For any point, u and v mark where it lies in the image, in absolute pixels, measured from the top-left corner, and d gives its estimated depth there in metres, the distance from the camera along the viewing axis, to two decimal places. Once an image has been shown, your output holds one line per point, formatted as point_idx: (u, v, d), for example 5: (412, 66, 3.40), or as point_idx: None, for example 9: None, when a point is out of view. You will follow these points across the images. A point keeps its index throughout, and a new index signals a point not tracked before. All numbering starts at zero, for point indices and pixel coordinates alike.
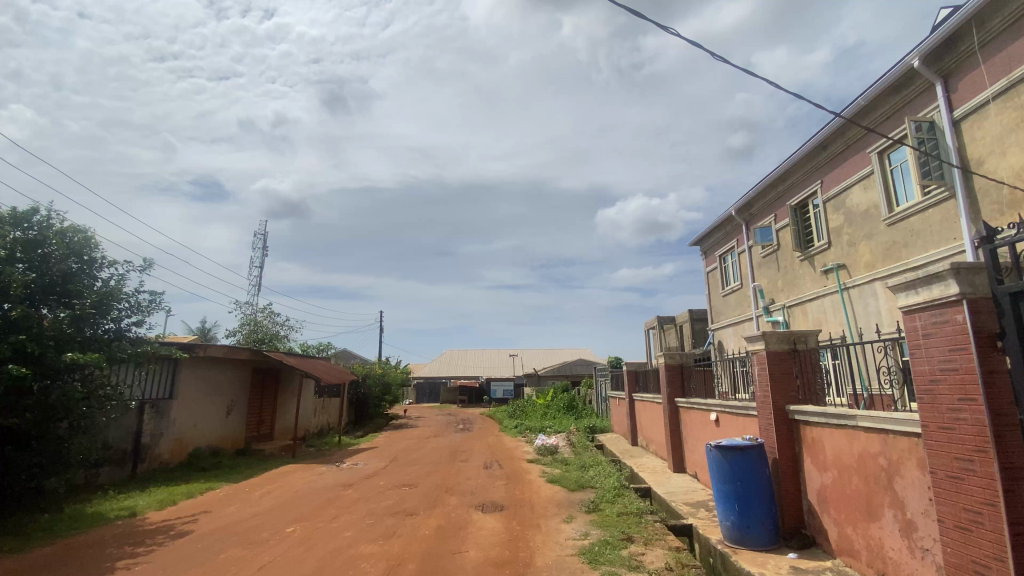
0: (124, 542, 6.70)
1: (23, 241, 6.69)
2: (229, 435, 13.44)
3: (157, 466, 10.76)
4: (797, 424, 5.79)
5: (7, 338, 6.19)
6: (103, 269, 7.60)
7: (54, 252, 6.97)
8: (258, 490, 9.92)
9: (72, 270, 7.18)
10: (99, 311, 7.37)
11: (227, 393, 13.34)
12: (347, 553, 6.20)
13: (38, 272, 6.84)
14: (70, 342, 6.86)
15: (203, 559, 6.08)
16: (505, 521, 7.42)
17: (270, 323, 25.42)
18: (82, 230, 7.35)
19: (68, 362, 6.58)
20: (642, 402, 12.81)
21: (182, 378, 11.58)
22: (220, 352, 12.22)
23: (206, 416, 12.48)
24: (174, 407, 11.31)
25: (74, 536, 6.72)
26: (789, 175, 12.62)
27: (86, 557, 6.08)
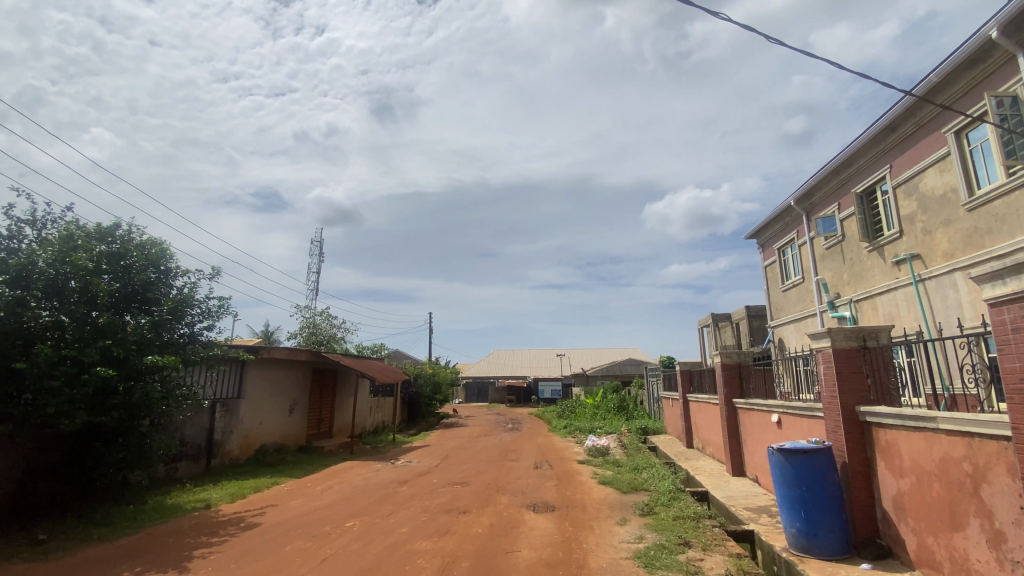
0: (200, 532, 7.18)
1: (108, 254, 7.31)
2: (292, 432, 14.17)
3: (228, 461, 11.48)
4: (870, 427, 5.40)
5: (95, 343, 6.74)
6: (177, 278, 8.19)
7: (135, 263, 7.58)
8: (320, 485, 10.37)
9: (152, 279, 7.78)
10: (175, 316, 7.94)
11: (290, 393, 14.04)
12: (403, 549, 6.35)
13: (122, 281, 7.45)
14: (150, 346, 7.41)
15: (270, 550, 6.42)
16: (557, 523, 7.36)
17: (327, 325, 26.59)
18: (158, 242, 7.97)
19: (149, 365, 7.12)
20: (697, 402, 12.40)
21: (248, 379, 12.29)
22: (283, 353, 12.90)
23: (271, 415, 13.19)
24: (242, 406, 12.02)
25: (155, 526, 7.27)
26: (854, 160, 11.83)
27: (167, 545, 6.57)
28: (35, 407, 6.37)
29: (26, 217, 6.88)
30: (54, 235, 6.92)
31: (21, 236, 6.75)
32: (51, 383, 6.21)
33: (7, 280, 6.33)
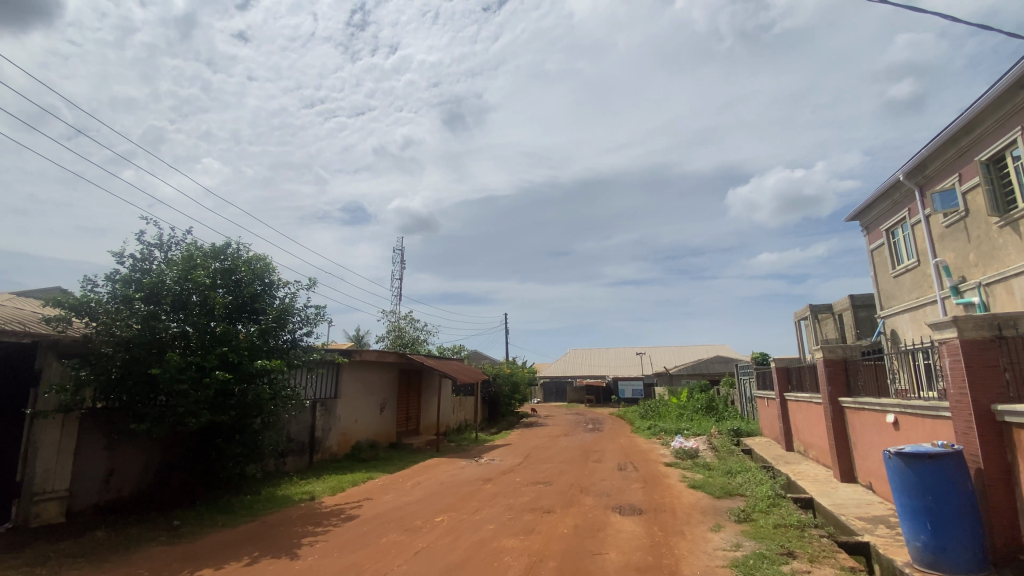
0: (307, 522, 7.80)
1: (222, 270, 8.18)
2: (383, 430, 14.98)
3: (328, 456, 12.39)
4: (1010, 428, 4.68)
5: (215, 350, 7.55)
6: (279, 289, 8.97)
7: (244, 277, 8.41)
8: (410, 481, 10.89)
9: (258, 291, 8.59)
10: (279, 324, 8.71)
11: (380, 393, 14.87)
12: (491, 546, 6.47)
13: (234, 294, 8.29)
14: (259, 351, 8.18)
15: (368, 541, 6.83)
16: (645, 526, 7.13)
17: (411, 328, 27.86)
18: (262, 257, 8.78)
19: (259, 368, 7.87)
20: (797, 402, 11.46)
21: (343, 380, 13.17)
22: (372, 355, 13.69)
23: (364, 414, 14.05)
24: (339, 405, 12.91)
25: (269, 515, 8.02)
26: (975, 124, 10.34)
27: (279, 533, 7.22)
28: (169, 407, 7.27)
29: (156, 242, 7.87)
30: (178, 256, 7.87)
31: (152, 258, 7.74)
32: (180, 386, 7.04)
33: (143, 297, 7.29)
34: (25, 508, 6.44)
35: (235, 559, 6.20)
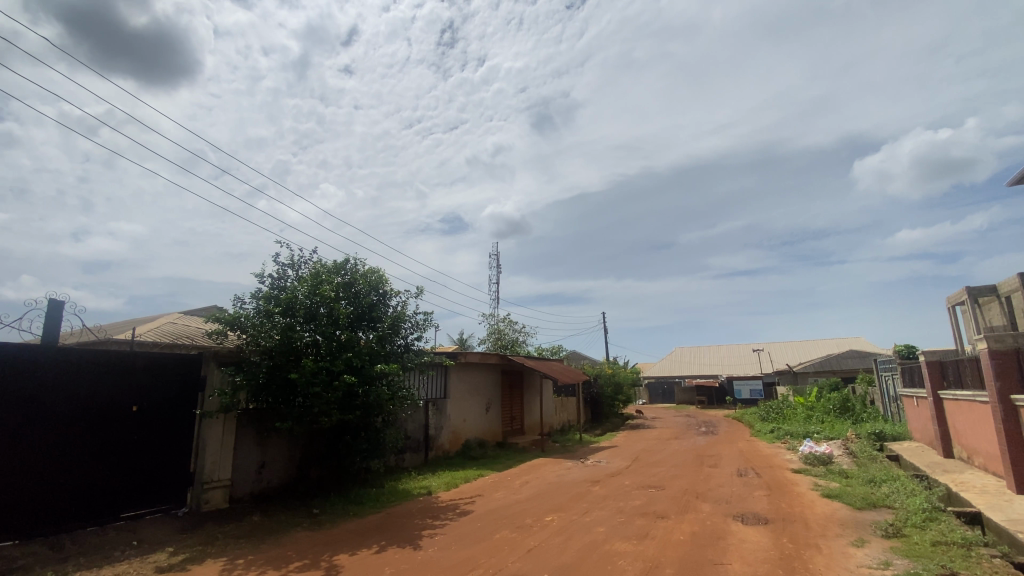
0: (426, 515, 8.33)
1: (343, 284, 9.03)
2: (490, 429, 15.50)
3: (441, 453, 13.10)
4: None
5: (342, 355, 8.36)
6: (392, 298, 9.69)
7: (362, 289, 9.21)
8: (519, 480, 11.12)
9: (374, 300, 9.36)
10: (393, 330, 9.42)
11: (485, 393, 15.41)
12: (604, 549, 6.40)
13: (354, 305, 9.11)
14: (378, 356, 8.93)
15: (482, 536, 7.09)
16: (772, 538, 6.57)
17: (510, 330, 28.57)
18: (376, 270, 9.55)
19: (379, 371, 8.59)
20: (955, 401, 9.84)
21: (451, 381, 13.86)
22: (476, 356, 14.25)
23: (472, 413, 14.66)
24: (449, 405, 13.60)
25: (393, 507, 8.69)
26: None
27: (402, 524, 7.78)
28: (305, 407, 8.17)
29: (289, 262, 8.91)
30: (307, 274, 8.85)
31: (286, 277, 8.78)
32: (314, 389, 7.89)
33: (281, 311, 8.27)
34: (199, 494, 7.62)
35: (366, 546, 6.78)
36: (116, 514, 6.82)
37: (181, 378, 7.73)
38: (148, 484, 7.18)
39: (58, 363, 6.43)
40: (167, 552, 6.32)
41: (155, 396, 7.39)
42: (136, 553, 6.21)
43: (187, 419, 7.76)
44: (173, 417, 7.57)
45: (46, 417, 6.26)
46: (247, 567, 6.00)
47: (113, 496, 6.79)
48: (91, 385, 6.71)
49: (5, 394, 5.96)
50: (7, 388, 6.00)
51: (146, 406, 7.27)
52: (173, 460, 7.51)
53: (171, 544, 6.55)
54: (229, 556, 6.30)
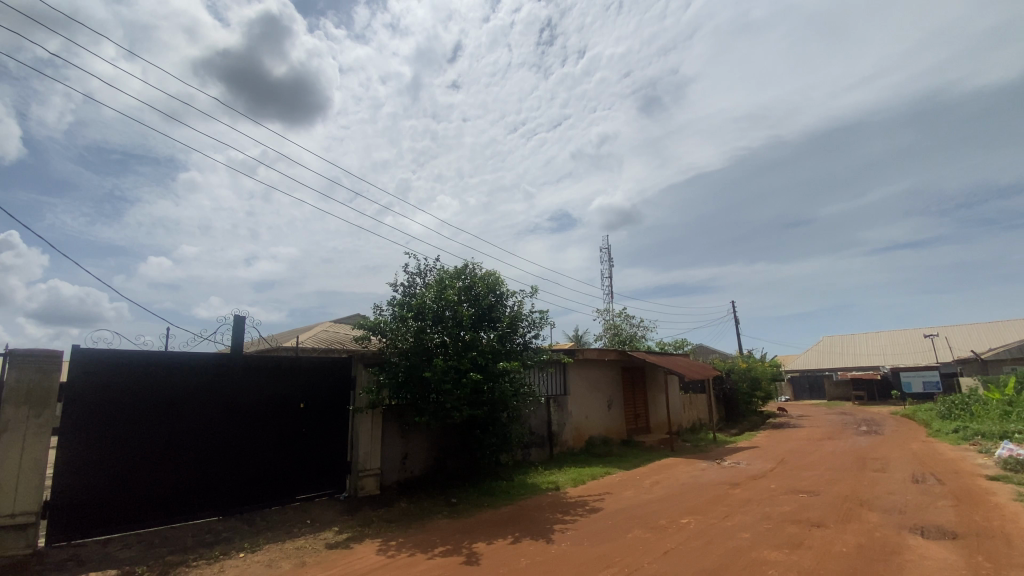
0: (556, 509, 8.46)
1: (464, 287, 9.53)
2: (613, 426, 15.25)
3: (566, 450, 13.20)
4: None
5: (468, 355, 8.83)
6: (509, 298, 9.99)
7: (481, 291, 9.62)
8: (648, 479, 10.76)
9: (493, 301, 9.72)
10: (513, 329, 9.72)
11: (606, 390, 15.20)
12: (749, 556, 5.93)
13: (475, 306, 9.55)
14: (500, 354, 9.27)
15: (615, 534, 7.01)
16: (963, 555, 5.53)
17: (628, 326, 27.85)
18: (493, 272, 9.92)
19: (502, 369, 8.95)
20: None
21: (571, 378, 13.91)
22: (594, 353, 14.11)
23: (594, 411, 14.55)
24: (570, 402, 13.65)
25: (524, 500, 8.98)
26: None
27: (535, 518, 7.99)
28: (439, 403, 8.76)
29: (416, 271, 9.64)
30: (433, 281, 9.49)
31: (415, 285, 9.52)
32: (446, 386, 8.43)
33: (412, 315, 8.97)
34: (356, 481, 8.58)
35: (502, 537, 7.09)
36: (293, 495, 7.99)
37: (337, 379, 8.78)
38: (315, 471, 8.29)
39: (244, 368, 7.66)
40: (334, 530, 7.23)
41: (318, 394, 8.50)
42: (311, 530, 7.22)
43: (343, 415, 8.78)
44: (331, 412, 8.63)
45: (238, 413, 7.52)
46: (399, 548, 6.62)
47: (290, 480, 7.97)
48: (268, 386, 7.91)
49: (208, 395, 7.27)
50: (213, 390, 7.33)
51: (310, 403, 8.37)
52: (334, 451, 8.56)
53: (336, 524, 7.48)
54: (384, 538, 7.01)
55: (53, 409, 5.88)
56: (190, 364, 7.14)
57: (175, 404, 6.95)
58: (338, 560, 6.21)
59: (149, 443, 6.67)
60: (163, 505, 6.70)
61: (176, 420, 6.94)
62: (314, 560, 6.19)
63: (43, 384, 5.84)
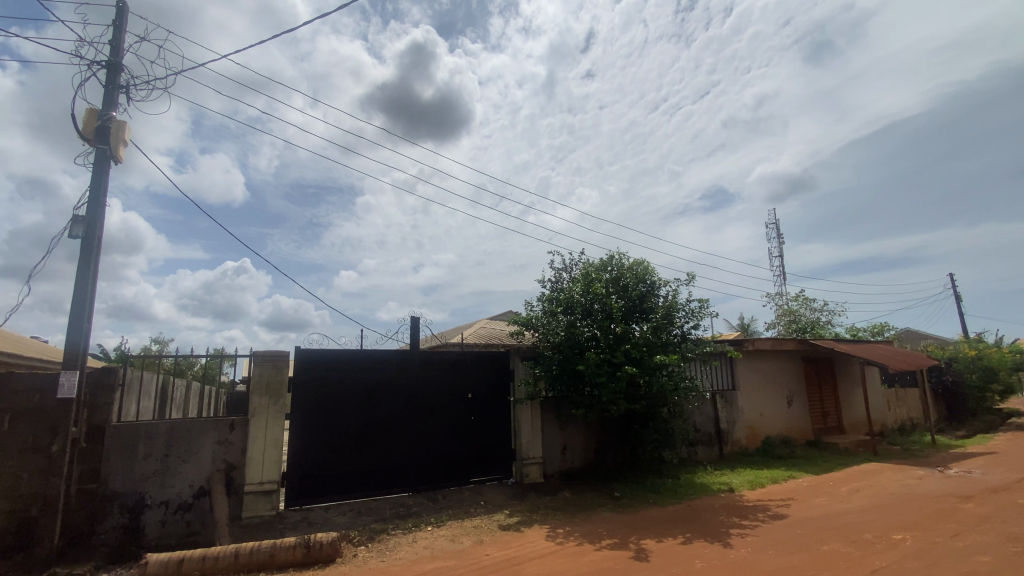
0: (731, 513, 7.77)
1: (612, 279, 9.32)
2: (795, 425, 13.54)
3: (739, 449, 12.10)
4: None
5: (621, 348, 8.60)
6: (662, 287, 9.49)
7: (630, 281, 9.30)
8: (845, 486, 9.28)
9: (644, 291, 9.34)
10: (668, 320, 9.22)
11: (784, 384, 13.55)
12: None
13: (625, 298, 9.27)
14: (656, 347, 8.86)
15: (806, 545, 6.18)
16: None
17: (807, 311, 24.49)
18: (641, 261, 9.53)
19: (659, 362, 8.55)
20: None
21: (740, 371, 12.69)
22: (767, 343, 12.69)
23: (769, 407, 13.09)
24: (740, 397, 12.47)
25: (693, 500, 8.46)
26: None
27: (706, 519, 7.47)
28: (594, 397, 8.72)
29: (562, 265, 9.72)
30: (580, 274, 9.47)
31: (563, 279, 9.61)
32: (601, 379, 8.32)
33: (562, 309, 9.05)
34: (521, 468, 8.99)
35: (671, 536, 6.76)
36: (467, 478, 8.68)
37: (497, 371, 9.30)
38: (485, 457, 8.90)
39: (419, 362, 8.56)
40: (505, 513, 7.69)
41: (482, 386, 9.10)
42: (484, 511, 7.78)
43: (506, 406, 9.26)
44: (496, 403, 9.17)
45: (417, 403, 8.42)
46: (567, 536, 6.75)
47: (464, 464, 8.68)
48: (440, 378, 8.72)
49: (392, 386, 8.29)
50: (396, 383, 8.32)
51: (476, 394, 9.01)
52: (500, 439, 9.10)
53: (506, 508, 7.95)
54: (551, 524, 7.22)
55: (283, 398, 7.29)
56: (377, 360, 8.21)
57: (367, 395, 8.06)
58: (511, 542, 6.57)
59: (350, 427, 7.84)
60: (365, 481, 7.83)
61: (369, 408, 8.04)
62: (490, 540, 6.63)
63: (276, 377, 7.28)
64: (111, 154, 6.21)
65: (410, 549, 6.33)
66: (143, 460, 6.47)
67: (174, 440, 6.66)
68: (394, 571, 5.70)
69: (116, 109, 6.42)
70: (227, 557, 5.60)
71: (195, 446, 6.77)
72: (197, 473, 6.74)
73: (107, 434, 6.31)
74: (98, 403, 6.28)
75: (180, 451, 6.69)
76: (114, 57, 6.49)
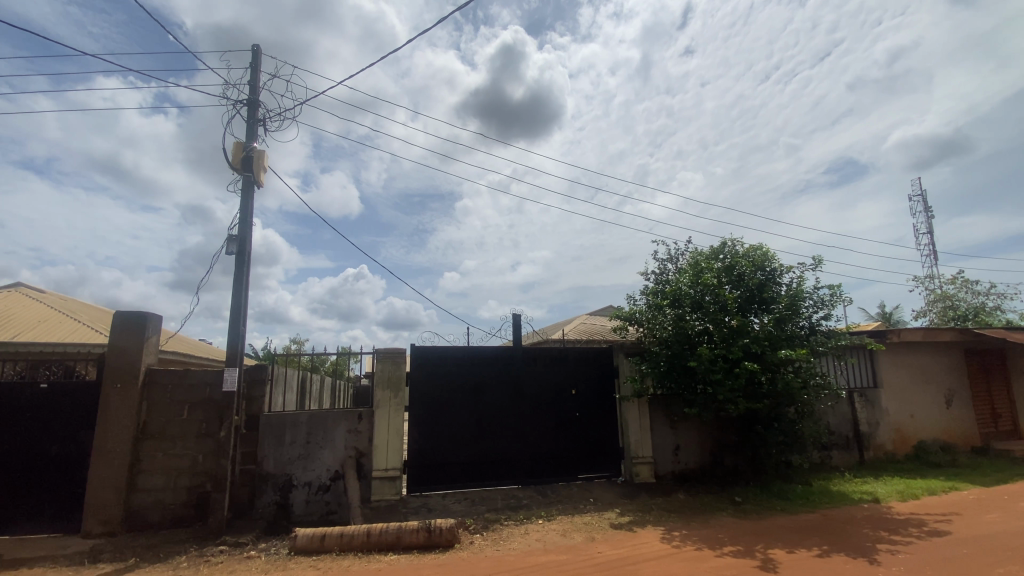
0: (877, 525, 6.87)
1: (724, 268, 8.70)
2: (956, 429, 11.60)
3: (883, 455, 10.66)
4: None
5: (738, 342, 8.00)
6: (783, 275, 8.68)
7: (746, 269, 8.62)
8: None
9: (762, 280, 8.61)
10: (793, 310, 8.41)
11: (941, 381, 11.66)
12: None
13: (741, 288, 8.61)
14: (779, 341, 8.11)
15: (977, 568, 5.26)
16: None
17: (969, 295, 20.82)
18: (758, 247, 8.79)
19: (783, 358, 7.83)
20: None
21: (883, 367, 11.16)
22: (917, 334, 11.00)
23: (921, 407, 11.35)
24: (883, 396, 10.96)
25: (829, 510, 7.62)
26: None
27: (845, 530, 6.69)
28: (709, 395, 8.21)
29: (668, 256, 9.30)
30: (688, 265, 8.96)
31: (669, 271, 9.18)
32: (716, 376, 7.80)
33: (670, 303, 8.63)
34: (631, 467, 8.76)
35: (804, 547, 6.15)
36: (576, 475, 8.66)
37: (603, 367, 9.15)
38: (592, 453, 8.82)
39: (524, 358, 8.72)
40: (616, 512, 7.55)
41: (587, 382, 9.02)
42: (594, 509, 7.71)
43: (612, 403, 9.08)
44: (602, 399, 9.04)
45: (523, 399, 8.59)
46: (684, 540, 6.44)
47: (572, 460, 8.68)
48: (545, 374, 8.80)
49: (499, 382, 8.53)
50: (503, 378, 8.56)
51: (581, 390, 8.95)
52: (607, 436, 8.95)
53: (617, 506, 7.80)
54: (666, 526, 6.94)
55: (402, 391, 7.86)
56: (484, 356, 8.51)
57: (476, 390, 8.38)
58: (624, 541, 6.43)
59: (461, 421, 8.22)
60: (478, 472, 8.16)
61: (478, 404, 8.36)
62: (601, 537, 6.55)
63: (395, 372, 7.87)
64: (254, 179, 7.12)
65: (522, 541, 6.47)
66: (289, 445, 7.38)
67: (313, 428, 7.50)
68: (508, 561, 5.87)
69: (257, 139, 7.36)
70: (360, 536, 6.18)
71: (330, 434, 7.55)
72: (332, 459, 7.52)
73: (261, 422, 7.29)
74: (252, 395, 7.27)
75: (318, 438, 7.50)
76: (253, 95, 7.45)
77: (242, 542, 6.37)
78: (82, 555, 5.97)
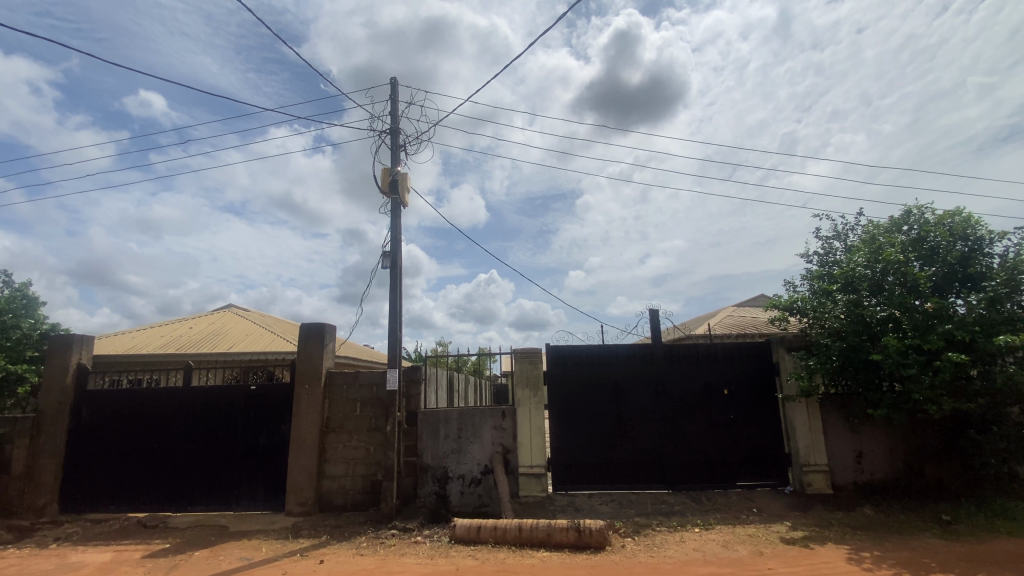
0: None
1: (910, 241, 7.30)
2: None
3: None
4: None
5: (936, 330, 6.62)
6: (994, 244, 7.00)
7: (940, 241, 7.12)
8: None
9: (965, 252, 7.04)
10: (1013, 287, 6.74)
11: None
12: None
13: (935, 264, 7.13)
14: (995, 326, 6.56)
15: None
16: None
17: None
18: (957, 212, 7.20)
19: (1002, 346, 6.31)
20: None
21: None
22: None
23: None
24: None
25: None
26: None
27: None
28: (900, 392, 6.94)
29: (833, 233, 8.10)
30: (861, 242, 7.69)
31: (836, 250, 7.99)
32: (910, 371, 6.54)
33: (840, 287, 7.45)
34: (800, 474, 7.76)
35: None
36: (733, 480, 7.94)
37: (758, 362, 8.28)
38: (751, 457, 8.01)
39: (666, 356, 8.25)
40: (786, 525, 6.74)
41: (741, 380, 8.23)
42: (759, 519, 7.00)
43: (772, 403, 8.16)
44: (760, 399, 8.16)
45: (669, 398, 8.14)
46: (878, 562, 5.48)
47: (727, 465, 7.98)
48: (691, 372, 8.24)
49: (641, 381, 8.20)
50: (646, 377, 8.21)
51: (733, 390, 8.19)
52: (768, 440, 8.06)
53: (786, 519, 6.97)
54: (852, 545, 6.00)
55: (541, 390, 7.98)
56: (624, 354, 8.25)
57: (616, 389, 8.16)
58: (799, 558, 5.70)
59: (604, 421, 8.07)
60: (623, 474, 7.93)
61: (620, 403, 8.13)
62: (771, 552, 5.90)
63: (534, 371, 8.01)
64: (400, 200, 7.83)
65: (678, 549, 6.12)
66: (444, 440, 7.94)
67: (463, 425, 7.97)
68: (664, 568, 5.59)
69: (399, 164, 8.07)
70: (512, 530, 6.39)
71: (478, 431, 7.95)
72: (481, 454, 7.90)
73: (418, 418, 7.97)
74: (411, 393, 7.99)
75: (468, 435, 7.95)
76: (394, 124, 8.20)
77: (410, 528, 7.02)
78: (286, 530, 7.11)
